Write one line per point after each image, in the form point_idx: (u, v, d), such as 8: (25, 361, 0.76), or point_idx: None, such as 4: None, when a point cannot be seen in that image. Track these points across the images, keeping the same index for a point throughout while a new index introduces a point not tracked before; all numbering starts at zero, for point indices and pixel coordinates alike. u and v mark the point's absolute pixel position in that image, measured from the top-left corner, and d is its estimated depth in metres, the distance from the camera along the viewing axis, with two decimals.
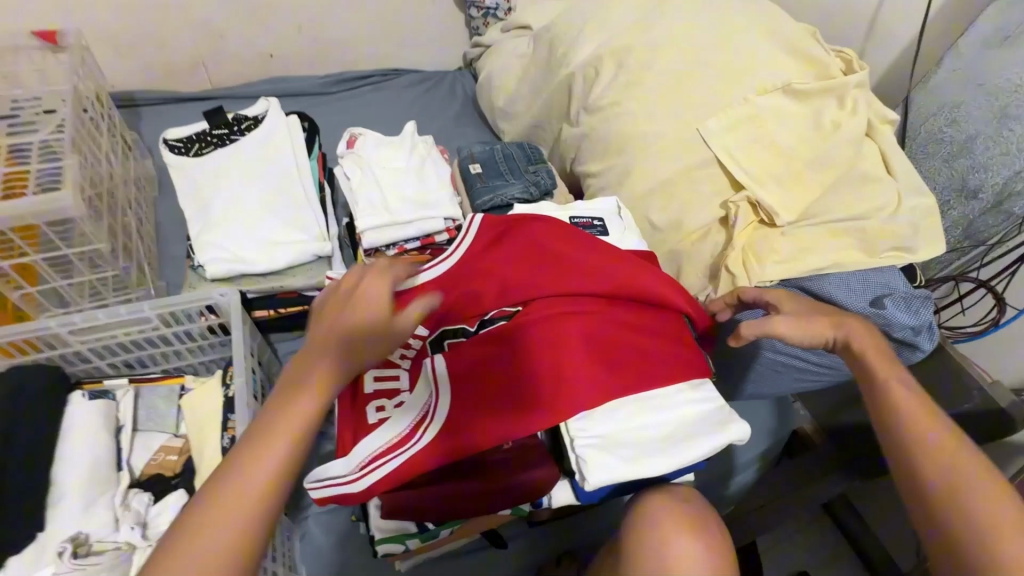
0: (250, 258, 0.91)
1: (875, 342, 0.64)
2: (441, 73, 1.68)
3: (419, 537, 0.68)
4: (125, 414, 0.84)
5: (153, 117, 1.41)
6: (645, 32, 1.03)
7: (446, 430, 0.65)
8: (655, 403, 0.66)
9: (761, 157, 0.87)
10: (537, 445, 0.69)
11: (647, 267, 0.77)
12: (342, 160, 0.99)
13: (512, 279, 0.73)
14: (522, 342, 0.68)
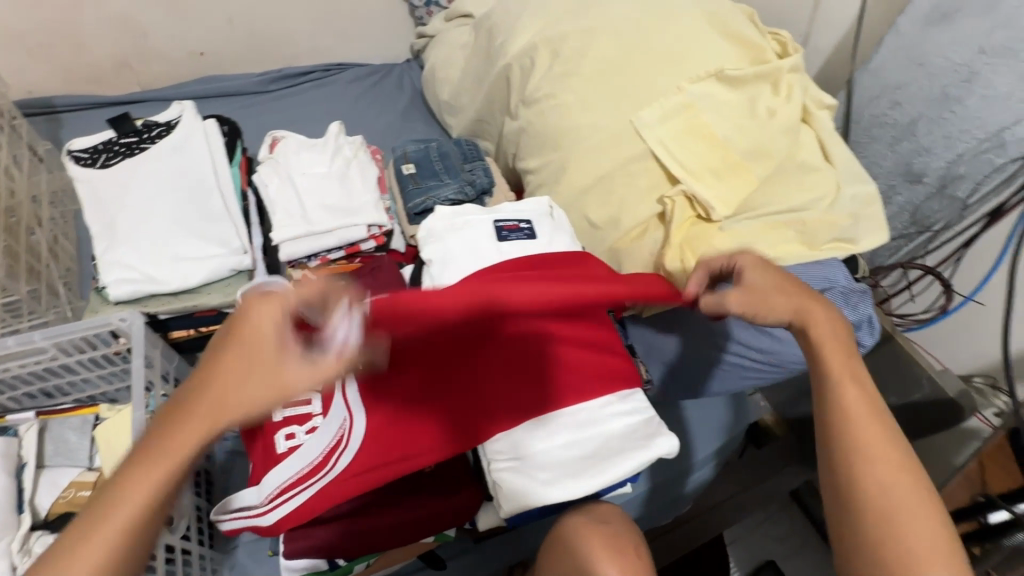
0: (160, 276, 0.85)
1: (837, 333, 0.57)
2: (387, 66, 1.61)
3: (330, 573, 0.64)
4: (29, 451, 0.78)
5: (76, 123, 1.33)
6: (580, 19, 0.98)
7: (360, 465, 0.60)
8: (581, 418, 0.63)
9: (698, 148, 0.83)
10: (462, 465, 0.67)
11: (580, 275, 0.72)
12: (262, 165, 0.93)
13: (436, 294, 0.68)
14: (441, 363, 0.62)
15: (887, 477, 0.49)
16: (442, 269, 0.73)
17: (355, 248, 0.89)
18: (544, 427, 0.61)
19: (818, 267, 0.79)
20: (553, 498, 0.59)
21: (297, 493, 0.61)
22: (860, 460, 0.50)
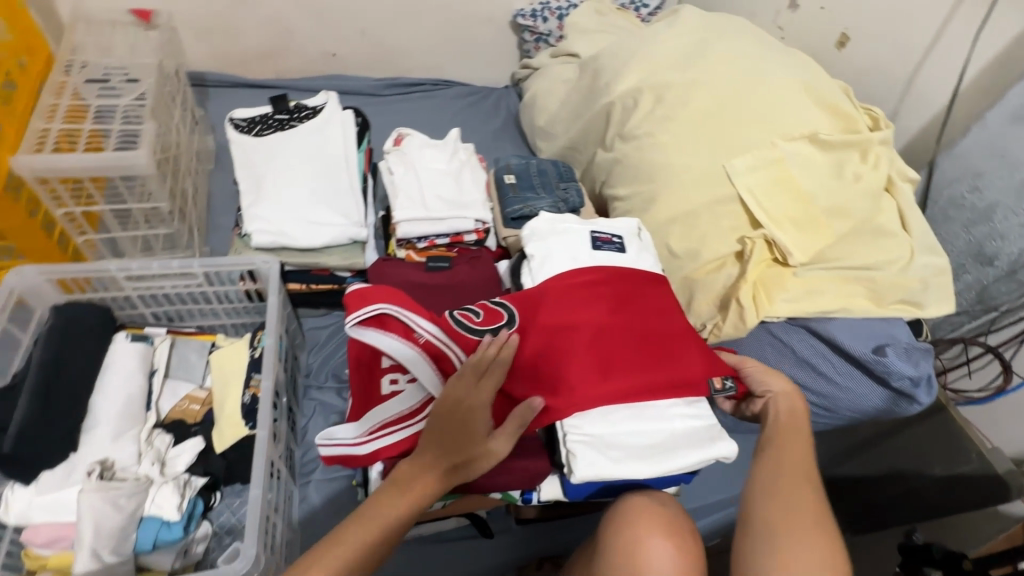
0: (292, 233, 0.98)
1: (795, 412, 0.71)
2: (488, 89, 1.77)
3: None
4: (160, 360, 0.90)
5: (220, 98, 1.52)
6: (686, 72, 1.09)
7: None
8: (649, 414, 0.68)
9: (784, 199, 0.91)
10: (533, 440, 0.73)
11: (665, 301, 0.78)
12: (387, 155, 1.06)
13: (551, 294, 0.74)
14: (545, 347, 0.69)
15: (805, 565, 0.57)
16: (543, 263, 0.80)
17: (458, 238, 1.00)
18: (620, 420, 0.67)
19: (883, 323, 0.85)
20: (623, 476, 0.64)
21: (395, 431, 0.70)
22: (787, 550, 0.58)
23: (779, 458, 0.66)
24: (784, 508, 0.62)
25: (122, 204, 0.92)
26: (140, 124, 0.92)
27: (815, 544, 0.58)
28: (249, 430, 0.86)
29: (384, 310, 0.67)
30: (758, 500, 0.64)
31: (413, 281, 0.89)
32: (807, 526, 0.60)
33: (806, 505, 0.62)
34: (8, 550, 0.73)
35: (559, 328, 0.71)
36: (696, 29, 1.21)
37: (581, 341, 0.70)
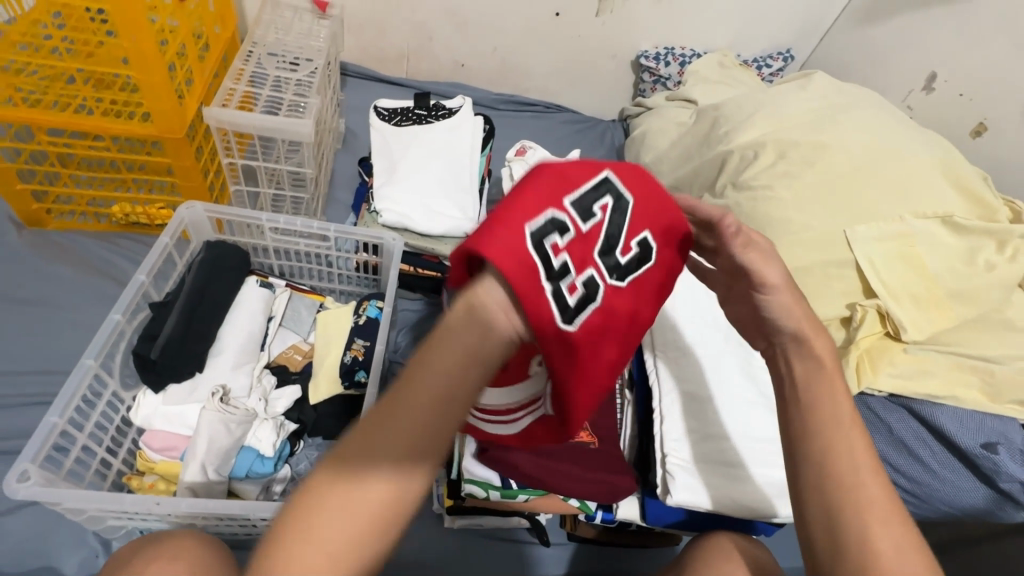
0: (415, 219, 1.05)
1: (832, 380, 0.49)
2: (596, 120, 1.84)
3: (501, 490, 0.71)
4: (279, 308, 0.98)
5: (356, 88, 1.66)
6: (814, 134, 1.11)
7: None
8: (754, 456, 0.71)
9: (905, 274, 0.90)
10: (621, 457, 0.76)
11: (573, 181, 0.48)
12: (511, 163, 1.13)
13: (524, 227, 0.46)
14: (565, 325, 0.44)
15: (891, 544, 0.42)
16: None
17: None
18: (733, 462, 0.70)
19: (995, 420, 0.81)
20: (719, 508, 0.68)
21: None
22: (875, 525, 0.43)
23: (830, 451, 0.46)
24: (855, 486, 0.44)
25: (278, 165, 1.02)
26: (308, 98, 1.03)
27: (895, 512, 0.44)
28: (344, 389, 0.90)
29: None
30: (817, 493, 0.45)
31: None
32: (883, 490, 0.44)
33: (869, 475, 0.45)
34: (127, 448, 0.80)
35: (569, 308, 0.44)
36: (827, 96, 1.22)
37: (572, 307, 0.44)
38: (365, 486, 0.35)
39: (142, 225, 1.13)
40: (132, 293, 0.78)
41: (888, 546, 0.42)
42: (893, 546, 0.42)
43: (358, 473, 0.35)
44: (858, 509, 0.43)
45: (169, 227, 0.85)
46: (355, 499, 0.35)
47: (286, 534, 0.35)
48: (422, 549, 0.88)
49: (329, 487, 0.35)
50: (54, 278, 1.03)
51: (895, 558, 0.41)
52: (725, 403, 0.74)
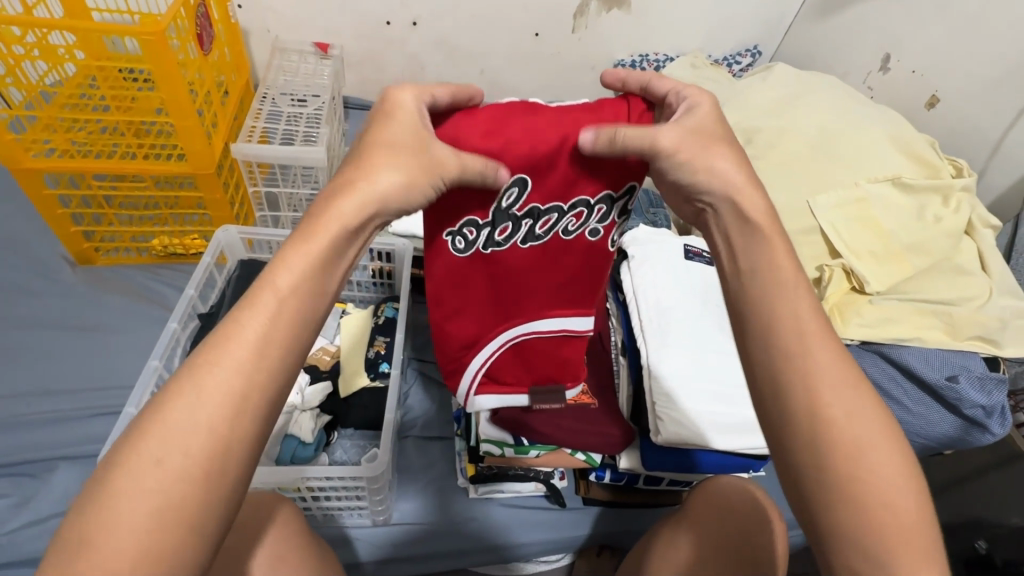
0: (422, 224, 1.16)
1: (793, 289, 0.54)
2: None
3: (515, 447, 0.81)
4: None
5: (358, 119, 1.80)
6: (776, 119, 1.21)
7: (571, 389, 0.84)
8: (731, 399, 0.81)
9: (864, 234, 0.99)
10: (617, 413, 0.85)
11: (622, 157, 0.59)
12: None
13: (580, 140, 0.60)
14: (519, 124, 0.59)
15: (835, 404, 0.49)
16: (643, 263, 0.94)
17: None
18: (710, 405, 0.80)
19: (958, 355, 0.89)
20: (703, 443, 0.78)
21: None
22: (826, 396, 0.49)
23: (781, 328, 0.52)
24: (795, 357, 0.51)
25: (295, 189, 1.15)
26: (318, 128, 1.17)
27: (839, 380, 0.50)
28: (370, 381, 1.03)
29: None
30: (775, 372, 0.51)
31: None
32: (830, 358, 0.51)
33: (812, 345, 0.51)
34: None
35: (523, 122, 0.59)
36: (787, 84, 1.33)
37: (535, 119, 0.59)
38: (259, 322, 0.46)
39: (179, 255, 1.26)
40: (183, 306, 0.89)
41: (832, 407, 0.49)
42: (844, 413, 0.49)
43: (256, 313, 0.46)
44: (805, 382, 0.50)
45: (209, 249, 0.98)
46: (247, 330, 0.46)
47: (193, 378, 0.43)
48: (450, 519, 0.98)
49: (230, 329, 0.46)
50: (107, 308, 1.16)
51: (842, 415, 0.49)
52: (705, 355, 0.84)
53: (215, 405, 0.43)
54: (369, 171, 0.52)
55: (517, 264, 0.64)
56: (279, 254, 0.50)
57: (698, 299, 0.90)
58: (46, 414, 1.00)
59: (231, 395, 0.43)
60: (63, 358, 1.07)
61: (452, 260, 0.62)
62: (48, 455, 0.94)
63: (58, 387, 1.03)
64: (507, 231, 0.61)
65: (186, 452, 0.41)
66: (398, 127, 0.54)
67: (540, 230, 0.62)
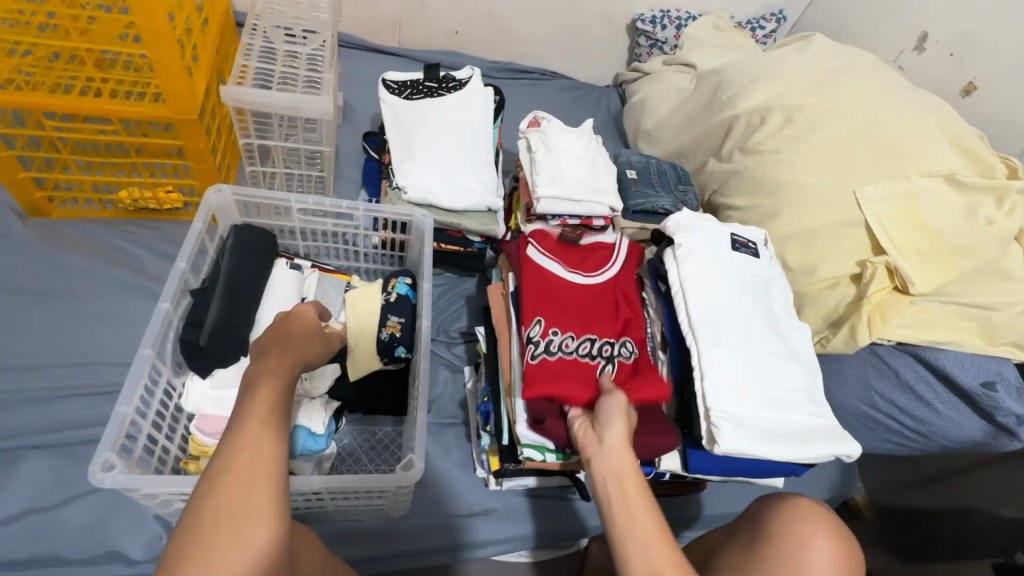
0: (438, 193, 1.05)
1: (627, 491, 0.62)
2: (591, 86, 1.86)
3: (560, 454, 0.77)
4: (310, 289, 0.98)
5: (349, 59, 1.61)
6: (818, 98, 1.15)
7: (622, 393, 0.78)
8: (786, 407, 0.78)
9: (910, 232, 0.96)
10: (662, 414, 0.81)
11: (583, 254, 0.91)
12: (526, 134, 1.13)
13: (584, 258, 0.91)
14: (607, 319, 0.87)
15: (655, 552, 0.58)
16: (690, 254, 0.87)
17: (587, 222, 1.06)
18: (764, 411, 0.76)
19: (992, 361, 0.90)
20: (762, 455, 0.73)
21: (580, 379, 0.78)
22: (657, 557, 0.57)
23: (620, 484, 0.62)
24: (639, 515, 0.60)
25: (293, 144, 1.00)
26: (321, 72, 1.00)
27: (656, 537, 0.58)
28: (382, 364, 0.95)
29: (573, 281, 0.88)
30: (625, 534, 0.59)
31: (560, 250, 0.91)
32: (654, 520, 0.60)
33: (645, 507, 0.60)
34: (181, 435, 0.81)
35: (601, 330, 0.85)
36: (827, 59, 1.26)
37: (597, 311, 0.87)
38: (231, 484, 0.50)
39: (151, 210, 1.10)
40: (175, 281, 0.77)
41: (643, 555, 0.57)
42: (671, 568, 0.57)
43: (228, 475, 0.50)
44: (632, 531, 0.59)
45: (201, 212, 0.84)
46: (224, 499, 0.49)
47: (218, 485, 0.50)
48: (468, 511, 0.93)
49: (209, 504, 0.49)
50: (69, 270, 1.00)
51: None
52: (758, 358, 0.80)
53: (244, 494, 0.50)
54: (292, 329, 0.69)
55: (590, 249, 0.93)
56: (243, 392, 0.58)
57: (747, 296, 0.86)
58: (5, 395, 0.87)
59: (253, 481, 0.50)
60: (22, 328, 0.93)
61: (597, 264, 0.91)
62: (11, 444, 0.82)
63: (18, 364, 0.90)
64: (552, 341, 0.80)
65: (238, 535, 0.48)
66: (301, 327, 0.70)
67: (534, 353, 0.79)
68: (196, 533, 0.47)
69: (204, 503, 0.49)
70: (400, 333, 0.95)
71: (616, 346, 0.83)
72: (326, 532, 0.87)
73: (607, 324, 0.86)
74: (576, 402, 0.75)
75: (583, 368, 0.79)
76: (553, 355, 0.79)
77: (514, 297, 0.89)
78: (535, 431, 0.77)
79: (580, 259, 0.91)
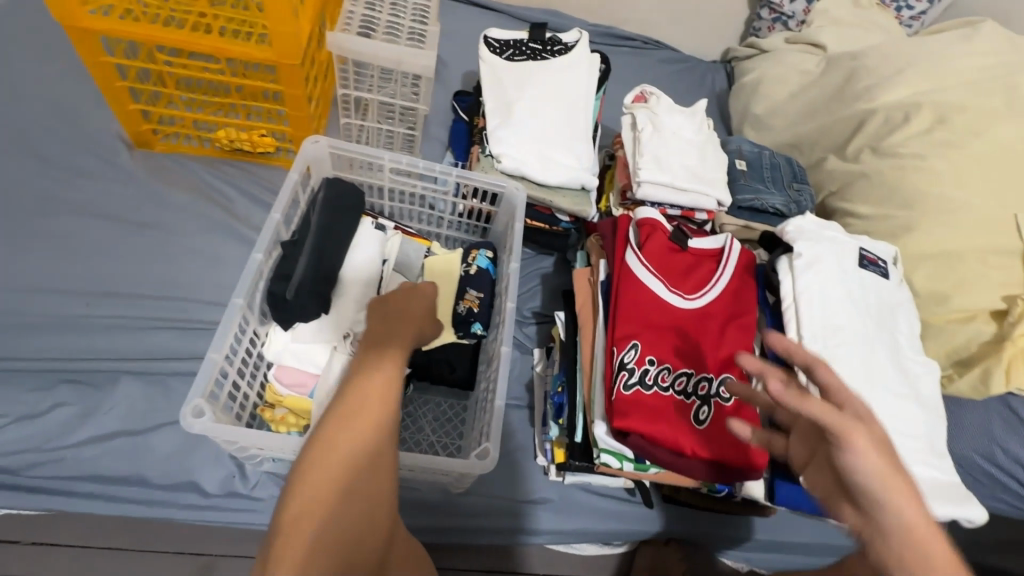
0: (532, 166, 0.99)
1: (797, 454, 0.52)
2: (696, 60, 1.72)
3: (637, 464, 0.73)
4: (391, 252, 0.95)
5: (447, 10, 1.55)
6: (981, 98, 0.99)
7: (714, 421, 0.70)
8: (901, 453, 0.69)
9: None
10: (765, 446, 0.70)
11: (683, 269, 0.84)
12: (632, 109, 1.04)
13: (684, 274, 0.83)
14: (708, 342, 0.77)
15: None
16: (812, 265, 0.78)
17: (688, 214, 0.98)
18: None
19: None
20: None
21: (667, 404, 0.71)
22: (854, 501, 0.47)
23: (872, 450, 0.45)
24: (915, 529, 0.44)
25: (389, 99, 0.96)
26: (426, 25, 0.94)
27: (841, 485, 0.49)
28: (458, 338, 0.92)
29: (673, 296, 0.80)
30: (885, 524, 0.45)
31: (661, 259, 0.83)
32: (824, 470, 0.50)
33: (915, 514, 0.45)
34: (259, 381, 0.83)
35: (700, 356, 0.75)
36: (997, 52, 1.08)
37: (696, 334, 0.78)
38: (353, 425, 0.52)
39: (245, 152, 1.11)
40: (269, 232, 0.76)
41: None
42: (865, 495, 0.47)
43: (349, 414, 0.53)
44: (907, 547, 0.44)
45: (296, 163, 0.83)
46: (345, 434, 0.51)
47: (356, 387, 0.54)
48: (527, 496, 0.91)
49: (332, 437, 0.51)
50: (169, 204, 1.03)
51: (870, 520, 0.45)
52: (876, 395, 0.72)
53: (378, 400, 0.54)
54: (422, 294, 0.77)
55: (692, 263, 0.85)
56: (375, 331, 0.65)
57: (871, 322, 0.76)
58: (106, 318, 0.91)
59: (384, 393, 0.54)
60: (124, 255, 0.97)
61: (700, 280, 0.83)
62: (109, 366, 0.87)
63: (119, 289, 0.94)
64: (647, 372, 0.72)
65: (362, 429, 0.51)
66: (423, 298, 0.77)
67: (628, 383, 0.71)
68: (331, 423, 0.51)
69: (342, 401, 0.53)
70: (478, 310, 0.92)
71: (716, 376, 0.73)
72: None
73: (707, 353, 0.76)
74: (657, 431, 0.67)
75: (676, 407, 0.71)
76: (648, 389, 0.71)
77: (605, 288, 0.84)
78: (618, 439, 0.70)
79: (680, 273, 0.83)
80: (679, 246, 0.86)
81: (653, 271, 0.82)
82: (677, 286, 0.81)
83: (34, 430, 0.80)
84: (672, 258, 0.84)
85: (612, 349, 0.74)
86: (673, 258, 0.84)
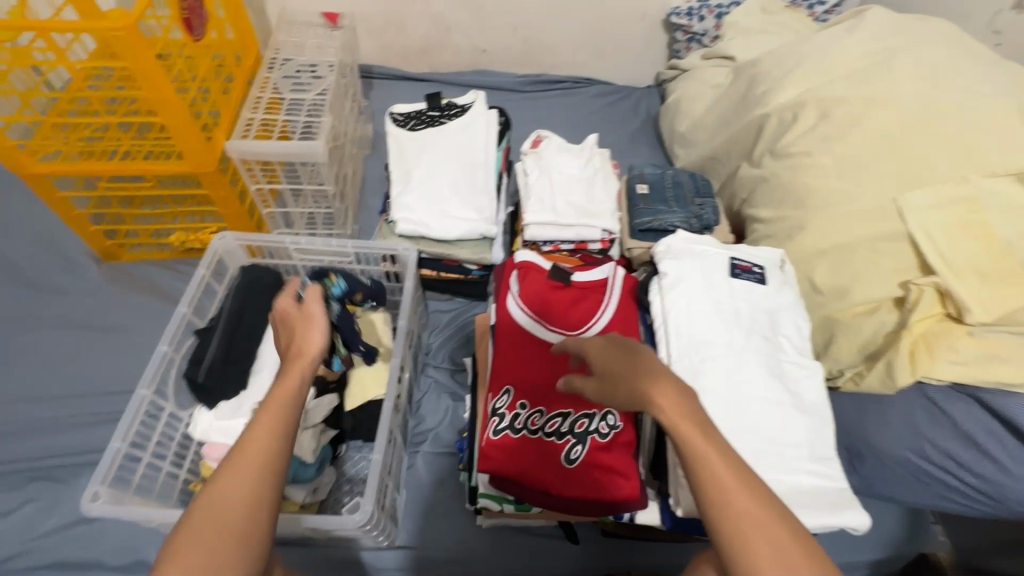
0: (431, 224, 1.06)
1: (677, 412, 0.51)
2: (629, 89, 1.77)
3: (517, 506, 0.74)
4: None
5: (382, 89, 1.68)
6: (863, 86, 0.98)
7: (584, 463, 0.72)
8: (776, 464, 0.67)
9: (968, 244, 0.80)
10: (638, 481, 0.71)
11: (568, 306, 0.85)
12: (524, 156, 1.10)
13: (569, 309, 0.84)
14: None
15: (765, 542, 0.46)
16: (676, 283, 0.79)
17: (582, 245, 1.02)
18: (749, 469, 0.66)
19: None
20: None
21: (537, 446, 0.73)
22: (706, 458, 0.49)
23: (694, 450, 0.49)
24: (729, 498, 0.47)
25: (298, 186, 1.08)
26: (321, 118, 1.07)
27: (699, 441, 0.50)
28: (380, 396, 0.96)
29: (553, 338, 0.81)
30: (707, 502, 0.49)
31: (543, 299, 0.85)
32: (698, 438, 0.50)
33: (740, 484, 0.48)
34: (192, 459, 0.89)
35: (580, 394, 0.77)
36: (883, 36, 1.06)
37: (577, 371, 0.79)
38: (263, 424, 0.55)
39: (196, 250, 1.24)
40: (176, 324, 0.86)
41: (763, 546, 0.46)
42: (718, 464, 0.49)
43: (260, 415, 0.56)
44: (738, 519, 0.47)
45: (205, 259, 0.93)
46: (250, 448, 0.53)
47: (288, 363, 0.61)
48: (456, 544, 0.93)
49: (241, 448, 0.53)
50: (129, 306, 1.16)
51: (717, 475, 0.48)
52: (746, 406, 0.70)
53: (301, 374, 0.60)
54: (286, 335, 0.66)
55: (578, 295, 0.86)
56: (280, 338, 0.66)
57: (741, 332, 0.76)
58: (71, 417, 1.03)
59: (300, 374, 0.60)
60: (90, 359, 1.10)
61: (583, 312, 0.84)
62: (72, 460, 0.97)
63: (84, 389, 1.06)
64: (517, 416, 0.75)
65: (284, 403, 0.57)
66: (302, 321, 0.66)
67: (496, 429, 0.74)
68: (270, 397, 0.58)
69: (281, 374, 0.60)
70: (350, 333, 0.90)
71: (593, 412, 0.74)
72: (315, 559, 0.90)
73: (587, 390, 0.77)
74: (525, 473, 0.72)
75: (548, 447, 0.73)
76: (517, 433, 0.74)
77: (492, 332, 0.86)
78: (492, 485, 0.74)
79: (564, 309, 0.84)
80: (562, 284, 0.87)
81: (535, 311, 0.83)
82: (558, 325, 0.83)
83: (8, 526, 0.91)
84: (556, 296, 0.86)
85: (488, 397, 0.78)
86: (555, 296, 0.86)
